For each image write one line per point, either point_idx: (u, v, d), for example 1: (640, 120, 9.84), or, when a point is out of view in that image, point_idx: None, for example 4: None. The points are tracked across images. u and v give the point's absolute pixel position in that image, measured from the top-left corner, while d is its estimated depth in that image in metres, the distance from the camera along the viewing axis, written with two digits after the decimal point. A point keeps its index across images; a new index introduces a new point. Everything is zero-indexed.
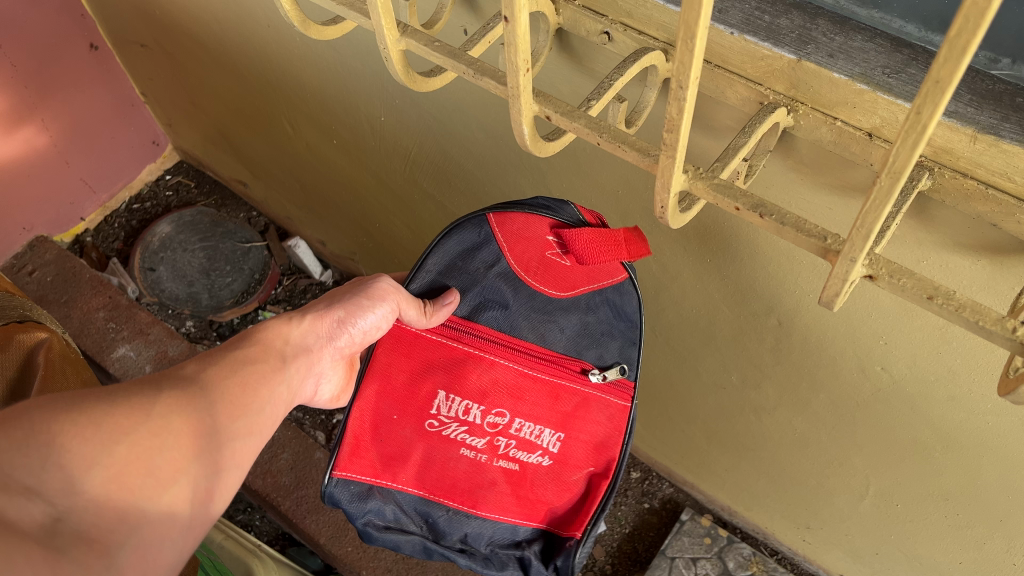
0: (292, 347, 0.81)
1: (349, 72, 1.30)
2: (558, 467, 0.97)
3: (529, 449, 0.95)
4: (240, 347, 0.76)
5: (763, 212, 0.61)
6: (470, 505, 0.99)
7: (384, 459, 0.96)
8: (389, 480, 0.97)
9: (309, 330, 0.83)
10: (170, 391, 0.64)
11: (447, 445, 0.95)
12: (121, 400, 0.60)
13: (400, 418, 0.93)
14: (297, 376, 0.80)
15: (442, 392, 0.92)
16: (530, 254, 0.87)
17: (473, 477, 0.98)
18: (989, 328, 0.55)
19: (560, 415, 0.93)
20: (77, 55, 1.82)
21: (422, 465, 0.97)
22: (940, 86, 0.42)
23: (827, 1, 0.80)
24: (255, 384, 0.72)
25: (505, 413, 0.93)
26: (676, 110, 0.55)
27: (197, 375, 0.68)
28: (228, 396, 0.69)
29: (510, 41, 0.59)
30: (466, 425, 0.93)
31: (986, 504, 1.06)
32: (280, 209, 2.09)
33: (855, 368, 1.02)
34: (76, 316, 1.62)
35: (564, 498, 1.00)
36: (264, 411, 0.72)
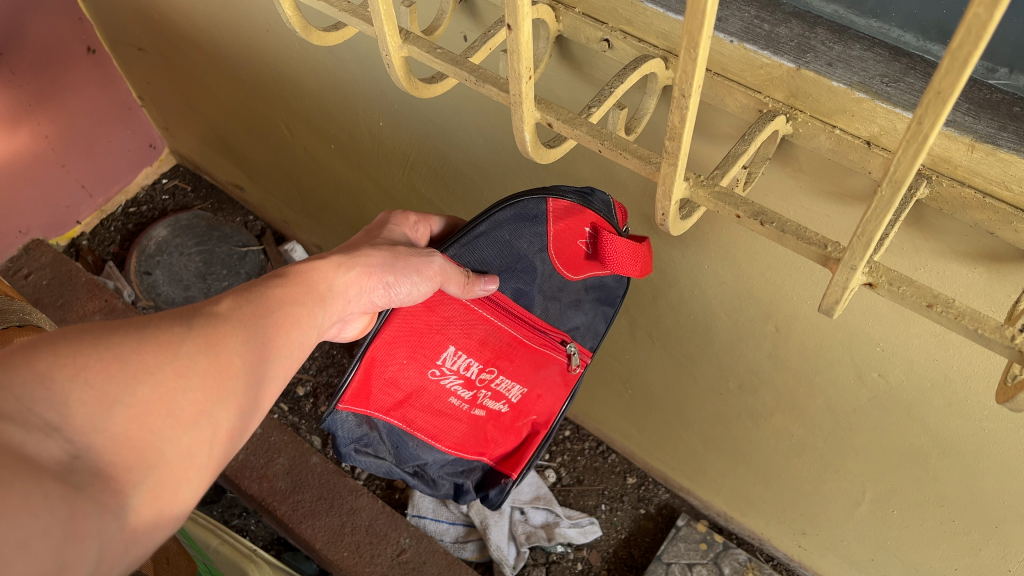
0: (333, 293, 0.76)
1: (348, 77, 1.30)
2: (513, 415, 1.06)
3: (501, 400, 1.03)
4: (278, 287, 0.72)
5: (764, 220, 0.61)
6: (442, 439, 1.03)
7: (382, 393, 0.95)
8: (379, 413, 0.96)
9: (354, 282, 0.78)
10: (199, 329, 0.62)
11: (440, 390, 0.98)
12: (148, 336, 0.59)
13: (407, 360, 0.93)
14: (327, 325, 0.76)
15: (452, 348, 0.95)
16: (572, 247, 0.90)
17: (446, 417, 1.02)
18: (988, 336, 0.55)
19: (534, 377, 1.02)
20: (74, 58, 1.82)
21: (414, 403, 0.98)
22: (941, 97, 0.42)
23: (826, 10, 0.80)
24: (287, 329, 0.70)
25: (494, 371, 0.99)
26: (679, 118, 0.55)
27: (231, 313, 0.66)
28: (261, 340, 0.66)
29: (514, 48, 0.59)
30: (463, 378, 0.98)
31: (983, 511, 1.07)
32: (276, 213, 2.09)
33: (852, 374, 1.02)
34: (72, 320, 1.61)
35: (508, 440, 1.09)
36: (290, 355, 0.69)
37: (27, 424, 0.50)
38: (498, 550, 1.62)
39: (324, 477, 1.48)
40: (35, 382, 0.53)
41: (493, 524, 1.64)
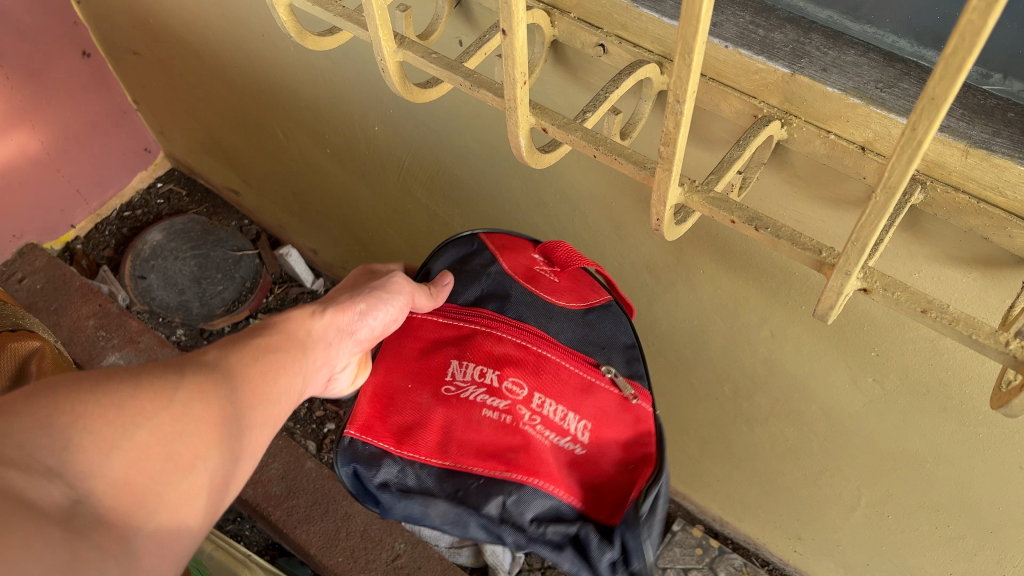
0: (314, 339, 0.80)
1: (343, 81, 1.30)
2: (591, 452, 0.87)
3: (551, 426, 0.87)
4: (260, 335, 0.76)
5: (758, 225, 0.61)
6: (499, 476, 0.86)
7: (403, 425, 0.89)
8: (412, 451, 0.88)
9: (332, 322, 0.83)
10: (191, 377, 0.64)
11: (468, 410, 0.88)
12: (143, 384, 0.61)
13: (415, 386, 0.90)
14: (316, 366, 0.79)
15: (454, 361, 0.89)
16: (520, 261, 0.95)
17: (497, 446, 0.87)
18: (982, 341, 0.55)
19: (577, 394, 0.87)
20: (69, 62, 1.82)
21: (442, 431, 0.88)
22: (935, 103, 0.42)
23: (820, 15, 0.80)
24: (274, 372, 0.73)
25: (521, 384, 0.87)
26: (673, 123, 0.55)
27: (217, 362, 0.68)
28: (249, 384, 0.69)
29: (508, 54, 0.59)
30: (486, 388, 0.87)
31: (976, 516, 1.07)
32: (271, 217, 2.08)
33: (847, 380, 1.02)
34: (66, 325, 1.60)
35: (610, 484, 0.87)
36: (279, 400, 0.72)
37: (29, 469, 0.50)
38: (494, 555, 1.58)
39: (318, 482, 1.48)
40: (37, 429, 0.53)
41: None
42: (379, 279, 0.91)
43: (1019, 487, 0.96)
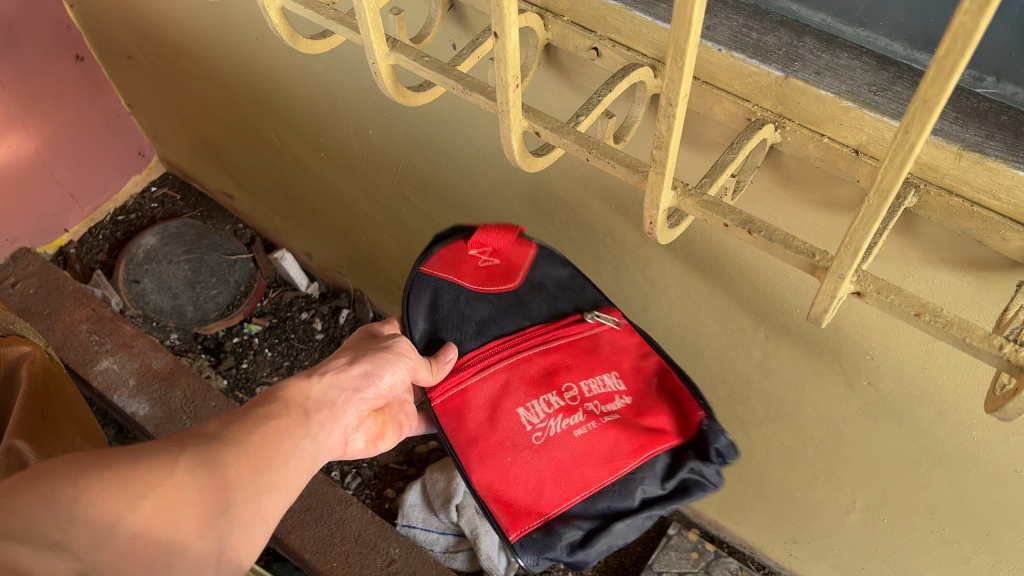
0: (316, 400, 0.75)
1: (337, 85, 1.29)
2: (646, 399, 0.96)
3: (607, 400, 0.95)
4: (263, 403, 0.71)
5: (752, 229, 0.61)
6: (626, 468, 0.91)
7: (523, 490, 0.91)
8: (552, 507, 0.90)
9: (333, 383, 0.78)
10: (193, 446, 0.62)
11: (558, 439, 0.91)
12: (144, 455, 0.59)
13: (513, 457, 0.91)
14: (322, 431, 0.74)
15: (521, 409, 0.93)
16: (472, 269, 0.99)
17: (596, 449, 0.91)
18: (976, 345, 0.55)
19: (594, 359, 0.97)
20: (62, 65, 1.81)
21: (553, 465, 0.91)
22: (928, 106, 0.42)
23: (814, 18, 0.80)
24: (280, 436, 0.69)
25: (573, 385, 0.94)
26: (666, 126, 0.55)
27: (219, 431, 0.66)
28: (254, 451, 0.66)
29: (500, 57, 0.59)
30: (561, 410, 0.93)
31: (971, 519, 1.07)
32: (266, 221, 2.08)
33: (842, 384, 1.02)
34: (59, 329, 1.60)
35: (674, 414, 0.96)
36: (288, 465, 0.68)
37: (35, 543, 0.52)
38: (489, 560, 1.58)
39: (312, 487, 1.47)
40: (40, 505, 0.53)
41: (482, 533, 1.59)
42: (377, 342, 0.87)
43: (1014, 490, 0.96)
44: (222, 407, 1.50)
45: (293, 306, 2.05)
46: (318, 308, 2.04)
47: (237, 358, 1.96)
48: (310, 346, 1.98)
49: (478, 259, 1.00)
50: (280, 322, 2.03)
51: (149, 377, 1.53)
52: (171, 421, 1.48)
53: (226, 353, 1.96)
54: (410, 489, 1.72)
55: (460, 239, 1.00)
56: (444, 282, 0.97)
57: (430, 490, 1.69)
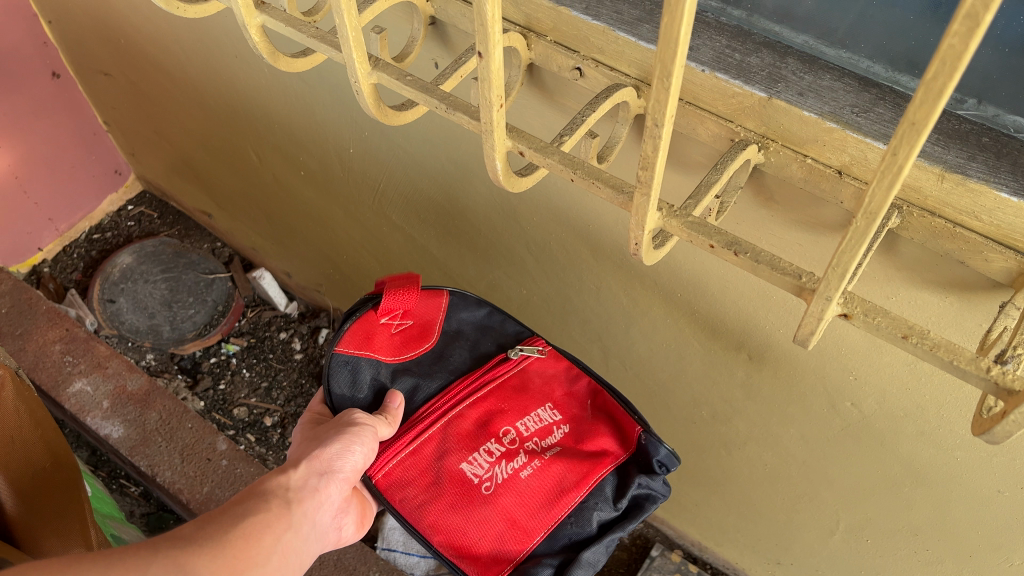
0: (296, 491, 0.75)
1: (317, 103, 1.29)
2: (576, 425, 0.97)
3: (546, 434, 0.95)
4: (242, 503, 0.71)
5: (738, 250, 0.60)
6: (577, 500, 0.92)
7: (475, 531, 0.90)
8: (519, 548, 0.89)
9: (309, 472, 0.78)
10: (165, 549, 0.61)
11: (499, 493, 0.91)
12: (111, 560, 0.59)
13: (462, 518, 0.90)
14: (307, 519, 0.74)
15: (464, 463, 0.92)
16: (388, 340, 0.97)
17: (537, 491, 0.91)
18: (964, 367, 0.54)
19: (525, 397, 0.97)
20: (37, 83, 1.79)
21: (510, 519, 0.90)
22: (916, 128, 0.42)
23: (796, 40, 0.80)
24: (258, 532, 0.68)
25: (510, 428, 0.94)
26: (652, 147, 0.54)
27: (195, 532, 0.64)
28: (229, 553, 0.64)
29: (485, 77, 0.58)
30: (500, 455, 0.92)
31: (955, 539, 1.07)
32: (245, 240, 2.06)
33: (825, 404, 1.02)
34: (31, 350, 1.56)
35: (615, 433, 0.97)
36: (270, 562, 0.66)
37: None
38: None
39: None
40: None
41: None
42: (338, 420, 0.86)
43: (997, 511, 0.96)
44: (198, 429, 1.48)
45: (271, 326, 2.03)
46: (297, 328, 2.02)
47: (214, 379, 1.93)
48: (289, 367, 1.95)
49: (391, 326, 0.97)
50: (258, 343, 2.00)
51: (123, 399, 1.50)
52: (146, 443, 1.46)
53: (203, 374, 1.94)
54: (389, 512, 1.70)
55: (369, 307, 0.95)
56: (363, 359, 0.94)
57: None
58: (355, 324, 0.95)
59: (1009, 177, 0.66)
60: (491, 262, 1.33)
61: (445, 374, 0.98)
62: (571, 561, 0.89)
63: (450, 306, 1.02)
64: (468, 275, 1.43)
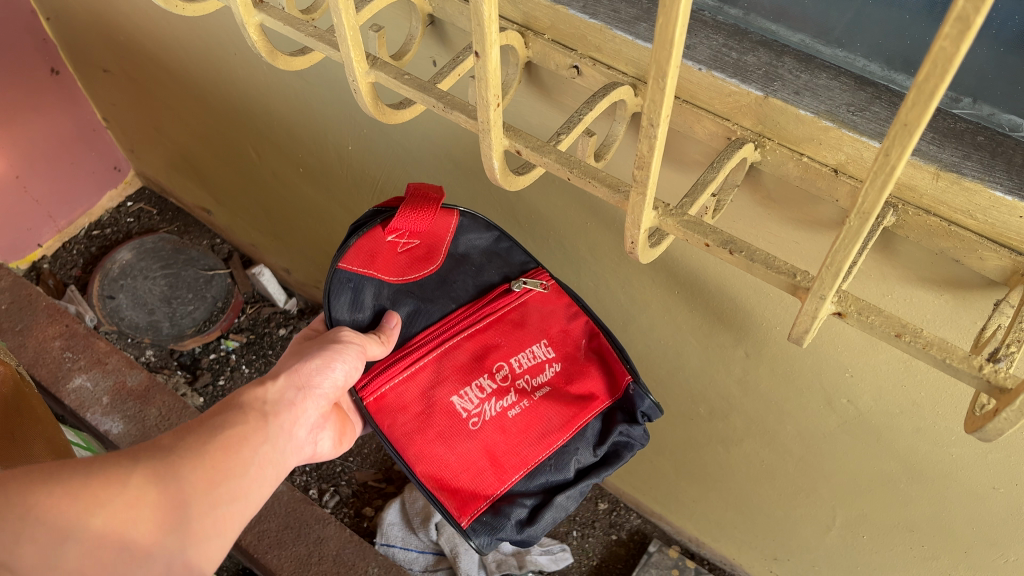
0: (272, 404, 0.80)
1: (316, 101, 1.29)
2: (567, 366, 0.98)
3: (537, 371, 0.97)
4: (221, 413, 0.77)
5: (733, 249, 0.60)
6: (561, 442, 0.95)
7: (458, 466, 0.92)
8: (496, 485, 0.93)
9: (286, 387, 0.82)
10: (146, 461, 0.66)
11: (485, 429, 0.93)
12: (94, 470, 0.64)
13: (448, 451, 0.92)
14: (282, 432, 0.79)
15: (455, 396, 0.93)
16: (392, 259, 0.94)
17: (521, 431, 0.94)
18: (956, 365, 0.55)
19: (523, 332, 0.97)
20: (36, 79, 1.79)
21: (493, 454, 0.93)
22: (908, 129, 0.42)
23: (793, 39, 0.80)
24: (235, 445, 0.73)
25: (503, 363, 0.95)
26: (647, 147, 0.55)
27: (175, 442, 0.70)
28: (208, 463, 0.70)
29: (481, 76, 0.59)
30: (491, 392, 0.94)
31: (951, 535, 1.07)
32: (244, 236, 2.06)
33: (822, 401, 1.02)
34: (31, 346, 1.56)
35: (604, 376, 0.99)
36: (247, 473, 0.72)
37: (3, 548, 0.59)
38: None
39: (290, 505, 1.42)
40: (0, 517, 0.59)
41: (462, 552, 1.58)
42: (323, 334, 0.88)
43: (992, 507, 0.96)
44: None
45: (271, 322, 2.03)
46: (297, 324, 2.03)
47: (213, 374, 1.93)
48: None
49: (397, 245, 0.94)
50: (257, 338, 2.01)
51: (123, 394, 1.51)
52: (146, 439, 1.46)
53: (203, 370, 1.94)
54: (388, 508, 1.71)
55: (378, 223, 0.91)
56: (366, 279, 0.92)
57: (409, 508, 1.69)
58: (361, 241, 0.90)
59: (1004, 176, 0.66)
60: None
61: (445, 305, 0.97)
62: (545, 504, 0.94)
63: (459, 227, 0.98)
64: None
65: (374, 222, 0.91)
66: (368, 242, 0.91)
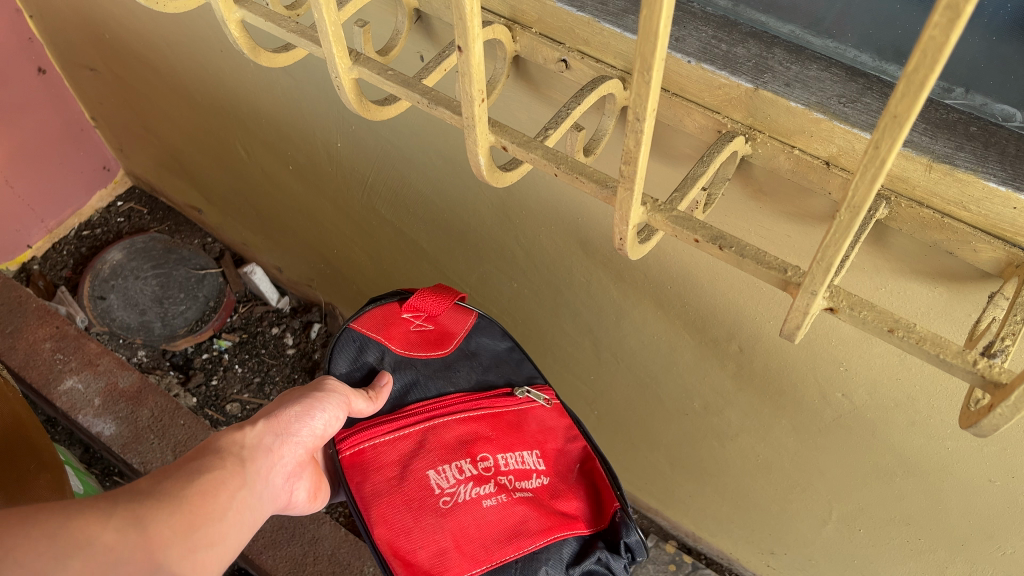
0: (250, 449, 0.75)
1: (304, 98, 1.28)
2: (554, 485, 1.00)
3: (523, 477, 0.98)
4: (195, 460, 0.72)
5: (722, 244, 0.59)
6: (533, 547, 0.92)
7: (419, 543, 0.88)
8: (455, 575, 0.88)
9: (264, 433, 0.77)
10: (124, 505, 0.62)
11: (457, 512, 0.91)
12: (71, 512, 0.59)
13: (413, 524, 0.89)
14: (258, 478, 0.74)
15: (433, 469, 0.92)
16: (402, 335, 1.01)
17: (495, 525, 0.92)
18: (950, 361, 0.54)
19: (517, 435, 1.00)
20: (22, 79, 1.78)
21: (459, 542, 0.90)
22: (898, 121, 0.41)
23: (782, 31, 0.79)
24: (214, 489, 0.69)
25: (490, 456, 0.96)
26: (634, 142, 0.54)
27: (153, 487, 0.65)
28: (185, 509, 0.65)
29: (464, 71, 0.57)
30: (472, 478, 0.94)
31: (949, 528, 1.06)
32: (235, 234, 2.05)
33: (817, 395, 1.01)
34: (21, 348, 1.55)
35: (588, 504, 1.00)
36: (225, 518, 0.68)
37: None
38: None
39: None
40: None
41: None
42: (304, 385, 0.85)
43: (988, 500, 0.96)
44: (191, 425, 1.48)
45: (264, 321, 2.02)
46: (289, 323, 2.02)
47: (206, 374, 1.92)
48: (281, 361, 1.95)
49: (411, 324, 1.03)
50: (251, 337, 1.99)
51: (115, 396, 1.50)
52: (139, 440, 1.45)
53: (195, 370, 1.93)
54: None
55: (396, 299, 1.04)
56: (373, 340, 0.98)
57: None
58: (378, 310, 1.01)
59: (997, 167, 0.65)
60: (481, 258, 1.33)
61: (445, 383, 1.00)
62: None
63: (475, 328, 1.06)
64: (458, 268, 1.42)
65: (393, 299, 1.04)
66: (382, 311, 1.02)
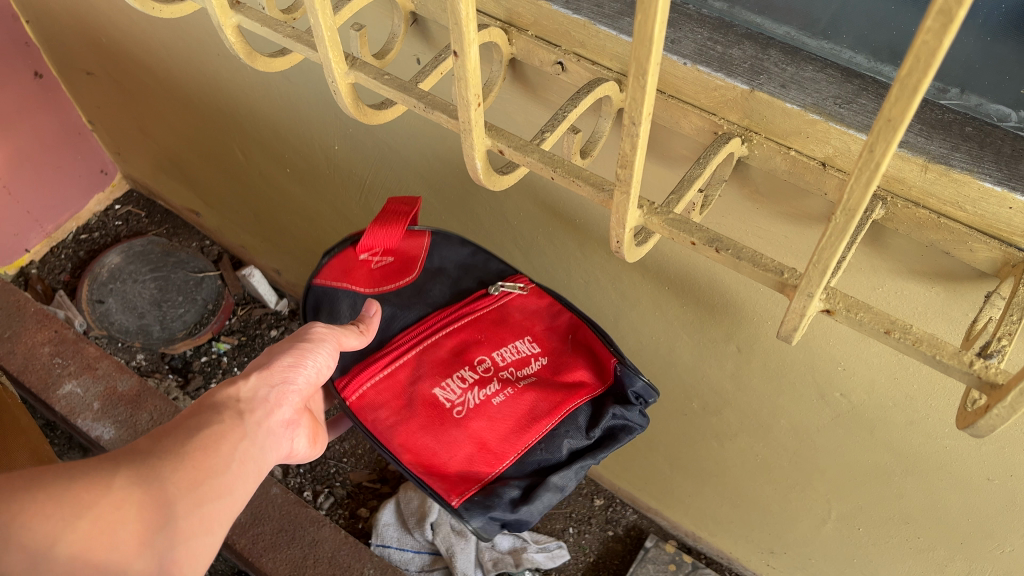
0: (247, 402, 0.73)
1: (301, 101, 1.28)
2: (557, 359, 0.96)
3: (522, 365, 0.95)
4: (193, 417, 0.70)
5: (719, 247, 0.59)
6: (549, 427, 0.91)
7: (443, 454, 0.90)
8: (485, 471, 0.89)
9: (260, 384, 0.75)
10: (128, 464, 0.63)
11: (467, 418, 0.91)
12: (76, 475, 0.61)
13: (431, 439, 0.91)
14: (258, 431, 0.72)
15: (435, 387, 0.93)
16: (366, 276, 1.00)
17: (506, 420, 0.91)
18: (946, 362, 0.54)
19: (504, 329, 0.97)
20: (19, 84, 1.78)
21: (478, 445, 0.90)
22: (892, 124, 0.41)
23: (778, 31, 0.80)
24: (214, 444, 0.68)
25: (484, 357, 0.95)
26: (630, 145, 0.54)
27: (154, 445, 0.65)
28: (189, 465, 0.65)
29: (461, 76, 0.58)
30: (472, 382, 0.93)
31: (948, 526, 1.07)
32: (233, 237, 2.05)
33: (815, 395, 1.02)
34: (20, 352, 1.55)
35: (592, 364, 0.96)
36: (228, 471, 0.68)
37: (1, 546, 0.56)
38: None
39: (284, 508, 1.41)
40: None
41: (458, 551, 1.58)
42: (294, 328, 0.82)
43: (987, 499, 0.96)
44: None
45: (262, 324, 2.03)
46: (288, 325, 2.02)
47: (205, 377, 1.92)
48: None
49: (372, 261, 1.01)
50: (249, 340, 1.99)
51: (114, 400, 1.50)
52: None
53: (195, 373, 1.93)
54: (384, 507, 1.70)
55: (349, 244, 1.00)
56: (339, 291, 0.98)
57: (404, 509, 1.68)
58: (335, 259, 1.00)
59: (993, 167, 0.65)
60: None
61: (421, 308, 1.00)
62: (538, 484, 0.88)
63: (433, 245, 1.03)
64: None
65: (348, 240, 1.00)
66: (340, 256, 1.00)
